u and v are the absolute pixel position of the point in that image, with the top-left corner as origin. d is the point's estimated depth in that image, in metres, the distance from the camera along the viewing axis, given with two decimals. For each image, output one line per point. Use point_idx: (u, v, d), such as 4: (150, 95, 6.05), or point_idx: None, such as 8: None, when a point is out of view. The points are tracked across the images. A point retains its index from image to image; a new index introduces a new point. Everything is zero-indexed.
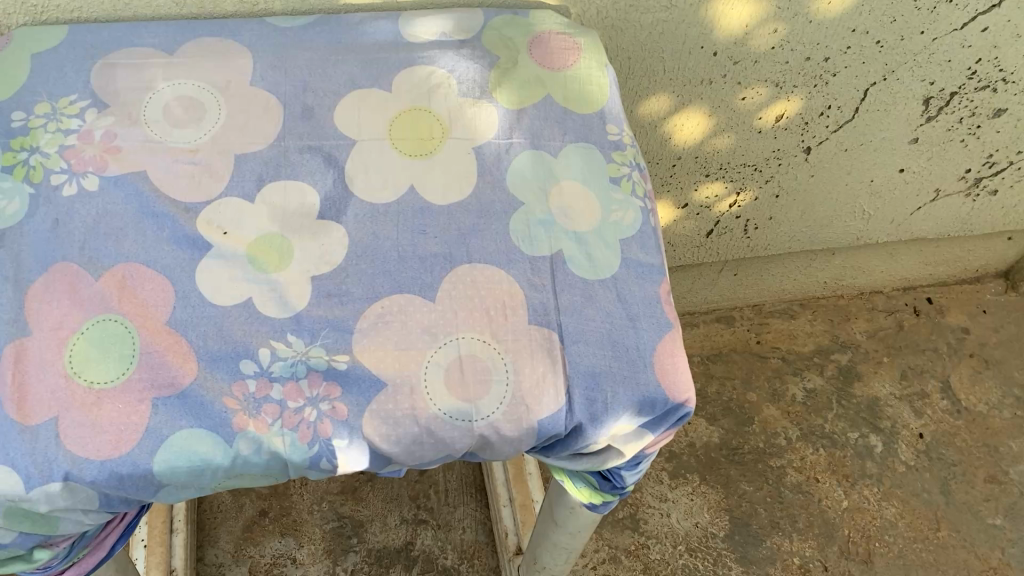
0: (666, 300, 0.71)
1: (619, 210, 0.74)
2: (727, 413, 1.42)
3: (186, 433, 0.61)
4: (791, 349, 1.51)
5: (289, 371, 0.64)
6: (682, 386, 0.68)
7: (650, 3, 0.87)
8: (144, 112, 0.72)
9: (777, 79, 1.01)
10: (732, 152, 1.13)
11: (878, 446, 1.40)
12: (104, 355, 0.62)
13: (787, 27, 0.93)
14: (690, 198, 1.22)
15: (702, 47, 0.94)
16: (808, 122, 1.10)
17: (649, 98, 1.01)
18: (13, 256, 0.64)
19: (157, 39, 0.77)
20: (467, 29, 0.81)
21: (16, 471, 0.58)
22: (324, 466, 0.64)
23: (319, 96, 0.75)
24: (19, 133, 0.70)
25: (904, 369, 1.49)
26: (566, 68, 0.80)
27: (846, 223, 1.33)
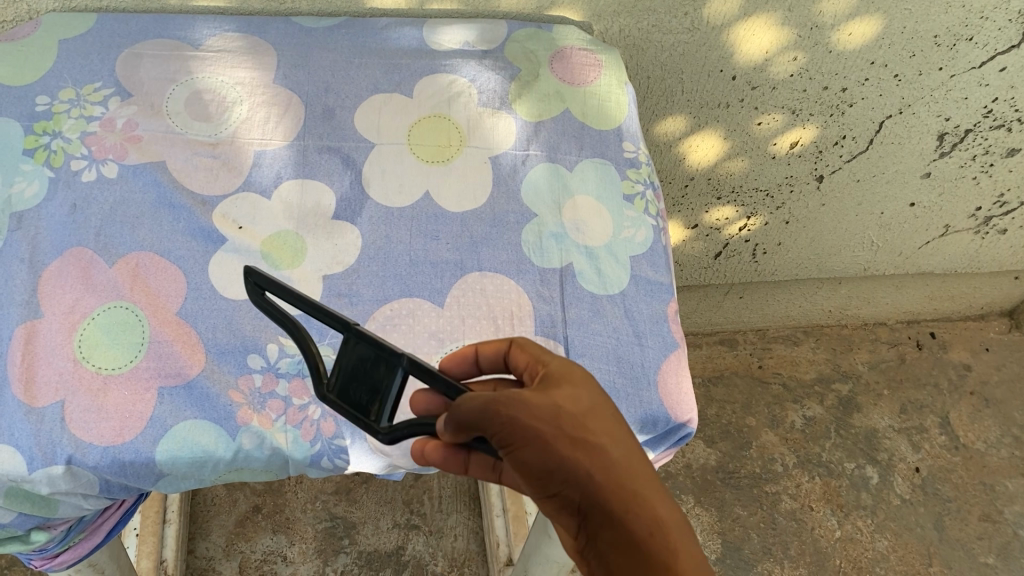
0: (673, 319, 0.72)
1: (631, 227, 0.74)
2: (725, 436, 1.41)
3: (190, 424, 0.62)
4: (792, 376, 1.51)
5: (296, 368, 0.65)
6: (685, 406, 0.68)
7: (673, 25, 0.88)
8: (166, 104, 0.72)
9: (794, 107, 1.02)
10: (746, 176, 1.13)
11: (874, 477, 1.40)
12: (113, 341, 0.62)
13: (808, 56, 0.94)
14: (700, 220, 1.22)
15: (722, 71, 0.95)
16: (823, 150, 1.10)
17: (666, 118, 1.02)
18: (29, 239, 0.65)
19: (183, 32, 0.77)
20: (491, 41, 0.82)
21: (20, 452, 0.59)
22: (325, 464, 0.65)
23: (341, 97, 0.76)
24: (42, 117, 0.70)
25: (904, 404, 1.49)
26: (586, 84, 0.80)
27: (854, 253, 1.34)
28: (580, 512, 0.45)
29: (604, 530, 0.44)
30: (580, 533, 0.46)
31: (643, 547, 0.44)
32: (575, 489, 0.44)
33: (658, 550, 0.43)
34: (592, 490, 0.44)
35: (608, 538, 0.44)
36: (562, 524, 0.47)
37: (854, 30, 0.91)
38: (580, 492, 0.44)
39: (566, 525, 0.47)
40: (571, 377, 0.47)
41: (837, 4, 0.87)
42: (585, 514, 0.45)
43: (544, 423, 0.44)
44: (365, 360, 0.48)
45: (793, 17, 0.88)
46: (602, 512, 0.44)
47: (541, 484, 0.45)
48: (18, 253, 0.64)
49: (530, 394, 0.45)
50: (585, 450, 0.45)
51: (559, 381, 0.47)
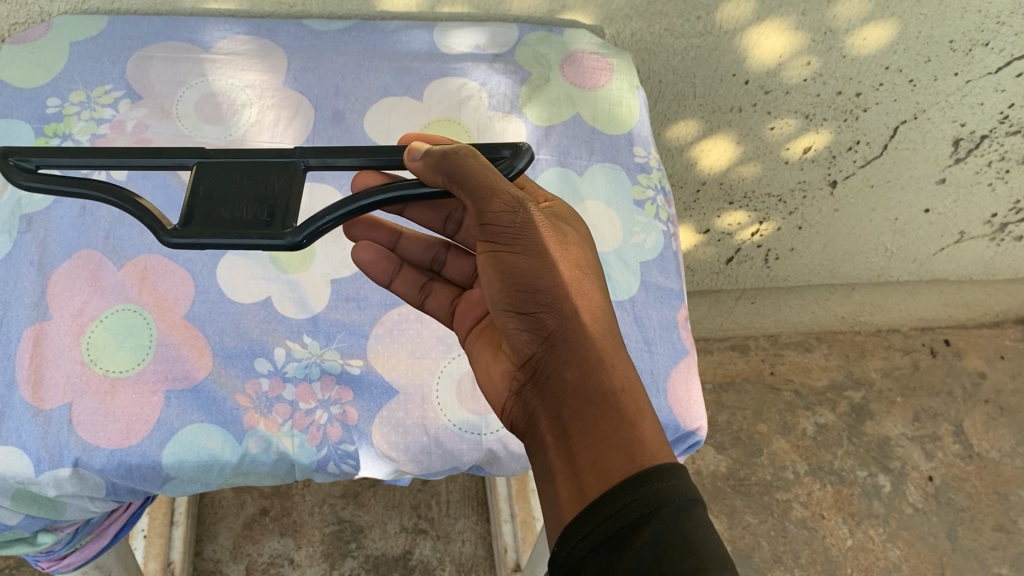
0: (683, 326, 0.71)
1: (641, 232, 0.73)
2: (737, 443, 1.39)
3: (196, 428, 0.62)
4: (804, 383, 1.47)
5: (303, 372, 0.64)
6: (694, 414, 0.68)
7: (685, 29, 0.88)
8: (175, 107, 0.72)
9: (807, 112, 1.01)
10: (758, 181, 1.12)
11: (887, 486, 1.37)
12: (121, 344, 0.62)
13: (821, 60, 0.93)
14: (712, 224, 1.21)
15: (734, 75, 0.94)
16: (836, 155, 1.09)
17: (677, 122, 1.01)
18: (39, 241, 0.65)
19: (193, 35, 0.77)
20: (502, 44, 0.81)
21: (27, 454, 0.59)
22: (331, 469, 0.64)
23: (351, 100, 0.75)
24: (53, 119, 0.70)
25: (918, 411, 1.45)
26: (597, 88, 0.80)
27: (867, 259, 1.33)
28: (550, 339, 0.51)
29: (565, 362, 0.50)
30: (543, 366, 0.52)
31: (603, 394, 0.48)
32: (560, 310, 0.51)
33: (620, 405, 0.48)
34: (573, 317, 0.51)
35: (571, 374, 0.49)
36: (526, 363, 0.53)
37: (868, 35, 0.90)
38: (556, 318, 0.51)
39: (530, 360, 0.53)
40: (581, 234, 0.56)
41: (852, 9, 0.87)
42: (557, 342, 0.51)
43: (547, 241, 0.53)
44: (243, 175, 0.55)
45: (807, 21, 0.88)
46: (572, 339, 0.51)
47: (527, 296, 0.53)
48: (28, 255, 0.64)
49: (545, 218, 0.54)
50: (577, 286, 0.52)
51: (571, 227, 0.56)
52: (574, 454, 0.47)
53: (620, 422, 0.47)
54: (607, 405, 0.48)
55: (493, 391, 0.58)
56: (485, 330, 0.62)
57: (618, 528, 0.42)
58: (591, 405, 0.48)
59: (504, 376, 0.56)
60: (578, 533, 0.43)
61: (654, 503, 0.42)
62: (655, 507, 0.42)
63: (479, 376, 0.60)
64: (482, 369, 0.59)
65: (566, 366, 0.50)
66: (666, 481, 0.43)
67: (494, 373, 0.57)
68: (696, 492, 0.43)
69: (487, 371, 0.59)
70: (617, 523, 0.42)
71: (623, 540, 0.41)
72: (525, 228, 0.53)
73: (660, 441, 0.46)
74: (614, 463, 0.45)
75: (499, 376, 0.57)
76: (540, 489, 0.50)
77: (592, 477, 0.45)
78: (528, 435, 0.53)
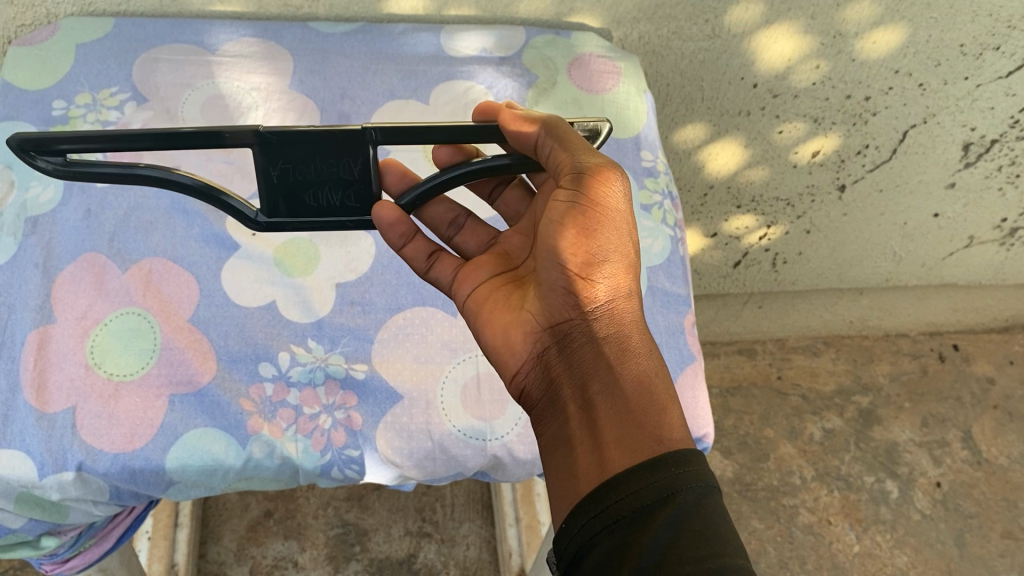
0: (690, 331, 0.71)
1: (648, 237, 0.73)
2: (743, 448, 1.38)
3: (200, 432, 0.61)
4: (811, 387, 1.46)
5: (307, 377, 0.64)
6: (701, 420, 0.68)
7: (693, 32, 0.87)
8: (181, 109, 0.72)
9: (816, 115, 1.00)
10: (766, 185, 1.11)
11: (894, 492, 1.36)
12: (125, 348, 0.62)
13: (830, 64, 0.92)
14: (719, 228, 1.20)
15: (743, 79, 0.94)
16: (845, 160, 1.08)
17: (685, 125, 1.00)
18: (44, 243, 0.65)
19: (199, 37, 0.76)
20: (508, 47, 0.81)
21: (31, 458, 0.58)
22: (336, 475, 0.64)
23: (357, 104, 0.75)
24: (58, 121, 0.70)
25: (925, 417, 1.44)
26: (605, 92, 0.79)
27: (876, 263, 1.32)
28: (593, 309, 0.50)
29: (603, 336, 0.49)
30: (578, 333, 0.50)
31: (635, 377, 0.48)
32: (610, 284, 0.51)
33: (652, 388, 0.47)
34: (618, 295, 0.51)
35: (610, 348, 0.49)
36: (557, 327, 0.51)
37: (878, 39, 0.90)
38: (605, 292, 0.51)
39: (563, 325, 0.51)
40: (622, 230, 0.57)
41: (862, 13, 0.86)
42: (600, 313, 0.50)
43: (625, 215, 0.52)
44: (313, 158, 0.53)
45: (816, 25, 0.87)
46: (614, 315, 0.50)
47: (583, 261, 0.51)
48: (32, 258, 0.64)
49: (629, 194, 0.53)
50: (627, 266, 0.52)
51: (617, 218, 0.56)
52: (600, 426, 0.46)
53: (651, 404, 0.46)
54: (641, 385, 0.47)
55: (506, 354, 0.54)
56: (492, 295, 0.57)
57: (633, 510, 0.41)
58: (626, 380, 0.47)
59: (525, 338, 0.53)
60: (591, 512, 0.42)
61: (672, 486, 0.41)
62: (673, 492, 0.41)
63: (486, 336, 0.56)
64: (492, 329, 0.55)
65: (607, 339, 0.49)
66: (685, 466, 0.42)
67: (511, 336, 0.54)
68: (713, 481, 0.42)
69: (499, 333, 0.55)
70: (631, 505, 0.41)
71: (636, 522, 0.40)
72: (609, 192, 0.51)
73: (683, 431, 0.46)
74: (641, 442, 0.44)
75: (518, 339, 0.53)
76: (551, 459, 0.48)
77: (615, 451, 0.44)
78: (543, 402, 0.51)
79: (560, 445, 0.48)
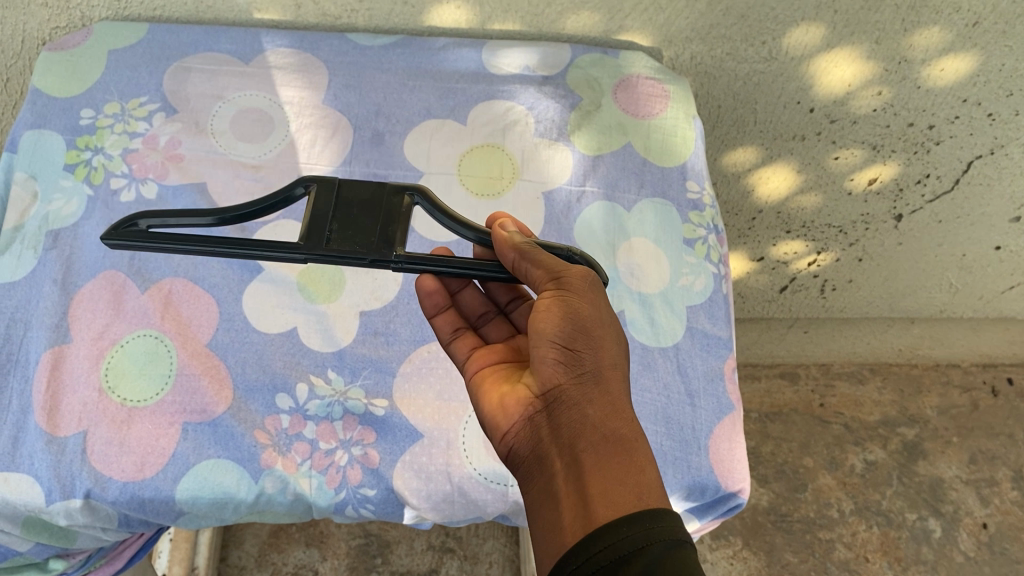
0: (730, 377, 0.67)
1: (690, 274, 0.70)
2: (780, 476, 1.33)
3: (211, 463, 0.59)
4: (855, 417, 1.40)
5: (324, 411, 0.62)
6: (737, 474, 0.64)
7: (748, 53, 0.83)
8: (211, 122, 0.69)
9: (874, 143, 0.95)
10: (819, 211, 1.06)
11: (937, 531, 1.29)
12: (140, 372, 0.60)
13: (893, 91, 0.87)
14: (767, 253, 1.16)
15: (799, 102, 0.89)
16: (903, 189, 1.02)
17: (735, 148, 0.96)
18: (64, 259, 0.63)
19: (234, 46, 0.74)
20: (552, 66, 0.77)
21: (39, 483, 0.57)
22: (349, 513, 0.62)
23: (391, 122, 0.72)
24: (85, 131, 0.68)
25: (974, 454, 1.37)
26: (651, 117, 0.75)
27: (930, 294, 1.26)
28: (581, 371, 0.45)
29: (590, 399, 0.44)
30: (564, 395, 0.45)
31: (621, 436, 0.43)
32: (594, 346, 0.46)
33: (635, 451, 0.42)
34: (603, 356, 0.46)
35: (593, 411, 0.44)
36: (545, 391, 0.46)
37: (946, 66, 0.84)
38: (595, 360, 0.46)
39: (552, 388, 0.45)
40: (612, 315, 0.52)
41: (930, 38, 0.81)
42: (586, 374, 0.45)
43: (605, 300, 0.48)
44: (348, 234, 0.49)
45: (880, 50, 0.82)
46: (602, 379, 0.45)
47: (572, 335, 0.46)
48: (51, 273, 0.63)
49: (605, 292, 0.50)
50: (610, 327, 0.47)
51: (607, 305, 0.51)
52: (585, 479, 0.41)
53: (631, 463, 0.42)
54: (623, 444, 0.43)
55: (494, 425, 0.48)
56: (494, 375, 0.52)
57: (611, 560, 0.36)
58: (611, 441, 0.43)
59: (514, 405, 0.47)
60: (567, 570, 0.38)
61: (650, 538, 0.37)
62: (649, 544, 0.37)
63: (482, 409, 0.50)
64: (488, 401, 0.50)
65: (593, 402, 0.44)
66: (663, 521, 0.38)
67: (498, 406, 0.48)
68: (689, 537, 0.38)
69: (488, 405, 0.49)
70: (609, 555, 0.37)
71: (614, 572, 0.36)
72: (586, 281, 0.48)
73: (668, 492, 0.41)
74: (624, 496, 0.40)
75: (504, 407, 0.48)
76: (536, 515, 0.43)
77: (600, 505, 0.40)
78: (530, 472, 0.45)
79: (547, 502, 0.43)
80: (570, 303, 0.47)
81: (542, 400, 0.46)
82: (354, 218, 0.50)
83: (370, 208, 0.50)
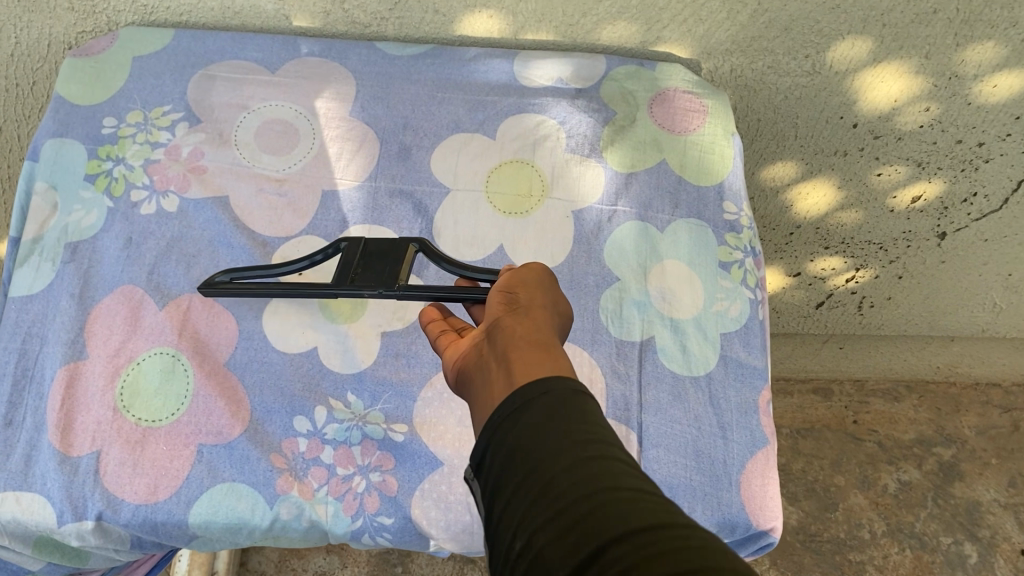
0: (765, 410, 0.65)
1: (725, 299, 0.67)
2: (810, 494, 1.30)
3: (226, 487, 0.58)
4: (889, 435, 1.36)
5: (343, 435, 0.60)
6: (769, 512, 0.62)
7: (791, 67, 0.80)
8: (235, 133, 0.68)
9: (920, 159, 0.91)
10: (859, 227, 1.03)
11: (973, 557, 1.25)
12: (156, 391, 0.59)
13: (942, 107, 0.83)
14: (803, 268, 1.12)
15: (842, 117, 0.86)
16: (948, 207, 0.98)
17: (774, 162, 0.93)
18: (82, 273, 0.62)
19: (261, 54, 0.72)
20: (587, 78, 0.74)
21: (51, 503, 0.56)
22: (366, 540, 0.60)
23: (419, 135, 0.70)
24: (107, 140, 0.67)
25: (1014, 477, 1.32)
26: (688, 133, 0.72)
27: (972, 313, 1.21)
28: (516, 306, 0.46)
29: (520, 321, 0.45)
30: (498, 320, 0.45)
31: (543, 338, 0.43)
32: (532, 294, 0.47)
33: (555, 347, 0.42)
34: (538, 299, 0.47)
35: (521, 325, 0.44)
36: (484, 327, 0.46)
37: (999, 82, 0.79)
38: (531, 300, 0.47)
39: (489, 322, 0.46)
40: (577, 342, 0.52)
41: (984, 53, 0.76)
42: (520, 307, 0.46)
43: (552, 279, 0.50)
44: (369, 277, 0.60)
45: (930, 65, 0.78)
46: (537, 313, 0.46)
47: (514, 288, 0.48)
48: (69, 287, 0.62)
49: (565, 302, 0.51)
50: (551, 292, 0.49)
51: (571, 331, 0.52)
52: (508, 365, 0.41)
53: (548, 352, 0.42)
54: (542, 343, 0.43)
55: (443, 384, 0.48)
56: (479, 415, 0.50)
57: (513, 407, 0.38)
58: (536, 339, 0.43)
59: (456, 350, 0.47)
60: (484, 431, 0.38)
61: (563, 442, 0.35)
62: (579, 484, 0.33)
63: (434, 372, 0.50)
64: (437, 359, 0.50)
65: (523, 322, 0.44)
66: (581, 424, 0.36)
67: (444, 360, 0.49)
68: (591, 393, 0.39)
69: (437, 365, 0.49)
70: (512, 405, 0.38)
71: (515, 412, 0.37)
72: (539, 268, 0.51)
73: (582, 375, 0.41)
74: (533, 365, 0.40)
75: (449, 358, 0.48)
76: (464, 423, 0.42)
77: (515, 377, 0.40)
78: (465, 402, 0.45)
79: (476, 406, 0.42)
80: (514, 272, 0.50)
81: (480, 335, 0.46)
82: (373, 265, 0.61)
83: (386, 257, 0.61)
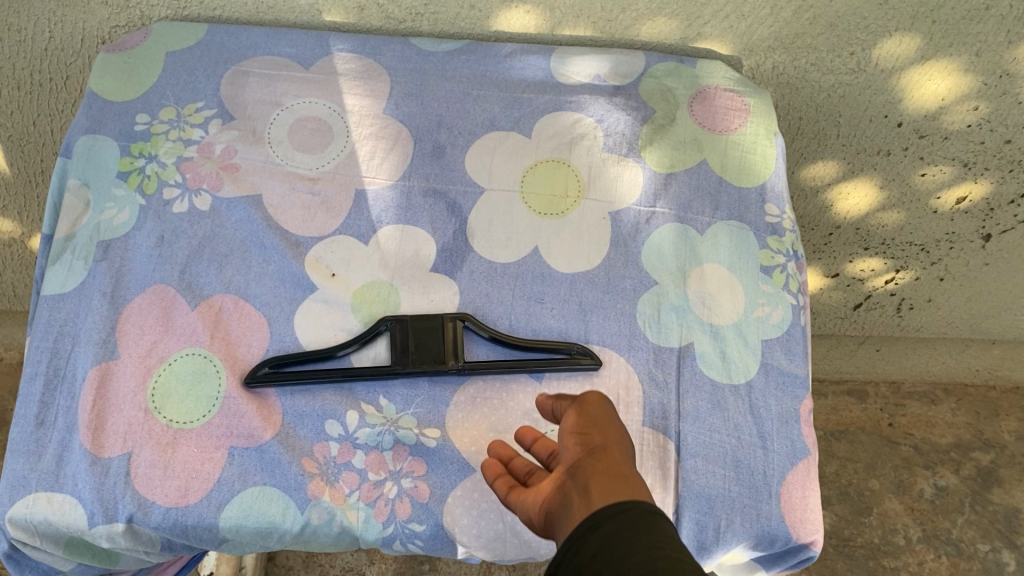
0: (806, 419, 0.63)
1: (766, 305, 0.65)
2: (844, 498, 1.27)
3: (257, 491, 0.57)
4: (926, 439, 1.33)
5: (374, 440, 0.59)
6: (810, 526, 0.60)
7: (835, 64, 0.77)
8: (268, 131, 0.67)
9: (966, 160, 0.88)
10: (901, 228, 1.00)
11: (1010, 565, 1.23)
12: (187, 392, 0.58)
13: (991, 106, 0.80)
14: (842, 269, 1.10)
15: (886, 116, 0.83)
16: (995, 208, 0.95)
17: (814, 161, 0.91)
18: (114, 272, 0.62)
19: (294, 49, 0.71)
20: (625, 74, 0.72)
21: (82, 505, 0.56)
22: (397, 547, 0.59)
23: (454, 133, 0.69)
24: (140, 137, 0.66)
25: None
26: (729, 132, 0.70)
27: (1014, 316, 1.18)
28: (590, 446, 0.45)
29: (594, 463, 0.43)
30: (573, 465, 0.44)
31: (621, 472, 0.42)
32: (606, 434, 0.46)
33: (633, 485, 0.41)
34: (614, 440, 0.45)
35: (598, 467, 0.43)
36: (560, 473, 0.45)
37: None
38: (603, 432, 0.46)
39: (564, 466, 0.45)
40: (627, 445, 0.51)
41: None
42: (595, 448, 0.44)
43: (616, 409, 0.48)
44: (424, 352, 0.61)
45: (980, 63, 0.75)
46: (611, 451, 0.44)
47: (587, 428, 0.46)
48: (101, 286, 0.61)
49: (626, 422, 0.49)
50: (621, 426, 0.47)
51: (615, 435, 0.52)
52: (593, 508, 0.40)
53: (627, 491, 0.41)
54: (620, 481, 0.42)
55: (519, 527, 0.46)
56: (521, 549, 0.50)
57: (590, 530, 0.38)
58: (610, 470, 0.42)
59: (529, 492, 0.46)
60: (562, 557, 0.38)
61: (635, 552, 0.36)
62: None
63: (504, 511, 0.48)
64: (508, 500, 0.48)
65: (600, 462, 0.43)
66: (649, 536, 0.37)
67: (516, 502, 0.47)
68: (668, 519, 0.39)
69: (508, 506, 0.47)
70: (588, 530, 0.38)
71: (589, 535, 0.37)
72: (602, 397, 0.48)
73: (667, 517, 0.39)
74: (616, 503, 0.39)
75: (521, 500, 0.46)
76: None
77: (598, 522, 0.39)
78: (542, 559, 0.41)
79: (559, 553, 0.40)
80: (583, 404, 0.47)
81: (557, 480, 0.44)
82: (425, 340, 0.61)
83: (434, 333, 0.61)
